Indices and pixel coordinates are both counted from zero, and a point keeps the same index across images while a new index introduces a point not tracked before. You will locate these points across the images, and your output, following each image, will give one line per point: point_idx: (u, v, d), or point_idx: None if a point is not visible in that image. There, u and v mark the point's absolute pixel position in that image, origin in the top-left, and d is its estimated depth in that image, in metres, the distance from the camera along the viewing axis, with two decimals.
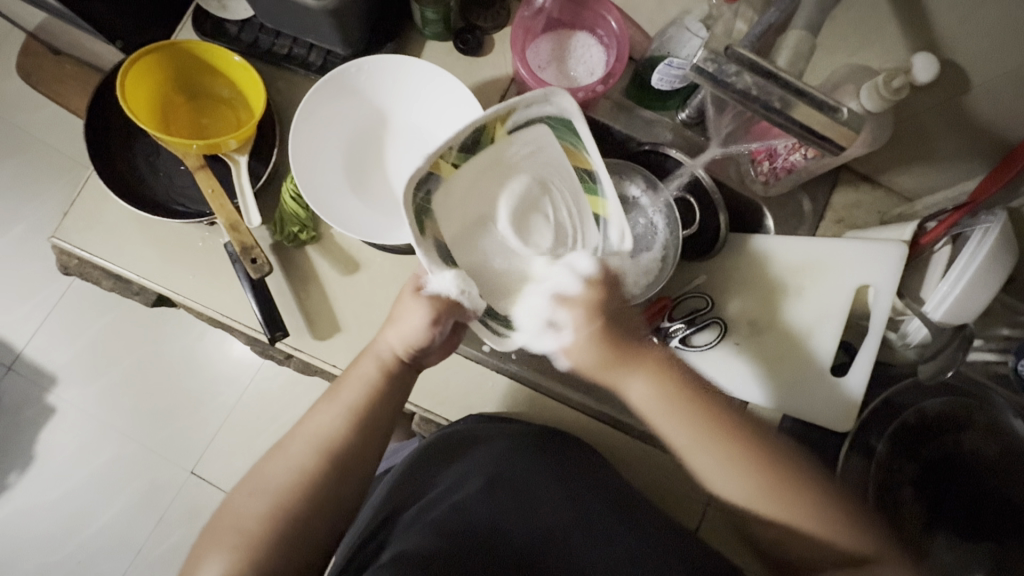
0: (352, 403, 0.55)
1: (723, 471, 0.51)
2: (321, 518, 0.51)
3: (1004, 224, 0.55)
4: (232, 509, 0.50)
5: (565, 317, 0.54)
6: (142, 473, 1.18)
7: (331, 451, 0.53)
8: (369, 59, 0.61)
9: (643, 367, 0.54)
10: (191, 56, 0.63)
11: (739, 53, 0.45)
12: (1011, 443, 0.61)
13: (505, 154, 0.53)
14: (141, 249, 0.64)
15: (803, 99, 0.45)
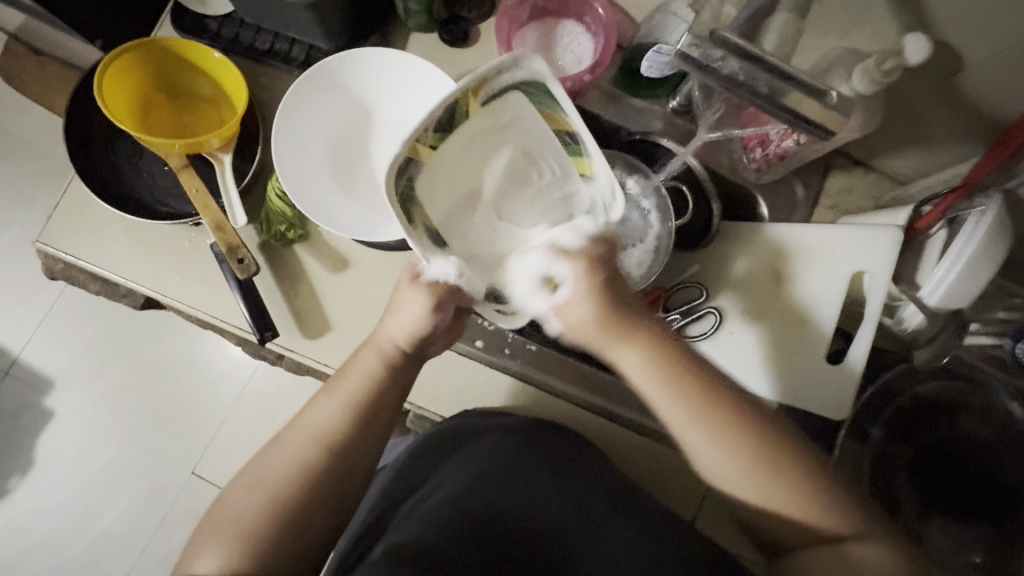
0: (351, 394, 0.54)
1: (715, 450, 0.48)
2: (316, 518, 0.50)
3: (999, 206, 0.54)
4: (226, 511, 0.49)
5: (565, 269, 0.51)
6: (142, 475, 1.18)
7: (329, 447, 0.51)
8: (352, 52, 0.60)
9: (640, 337, 0.50)
10: (170, 54, 0.62)
11: (724, 38, 0.45)
12: (1008, 426, 0.60)
13: (481, 127, 0.49)
14: (127, 252, 0.64)
15: (792, 83, 0.44)
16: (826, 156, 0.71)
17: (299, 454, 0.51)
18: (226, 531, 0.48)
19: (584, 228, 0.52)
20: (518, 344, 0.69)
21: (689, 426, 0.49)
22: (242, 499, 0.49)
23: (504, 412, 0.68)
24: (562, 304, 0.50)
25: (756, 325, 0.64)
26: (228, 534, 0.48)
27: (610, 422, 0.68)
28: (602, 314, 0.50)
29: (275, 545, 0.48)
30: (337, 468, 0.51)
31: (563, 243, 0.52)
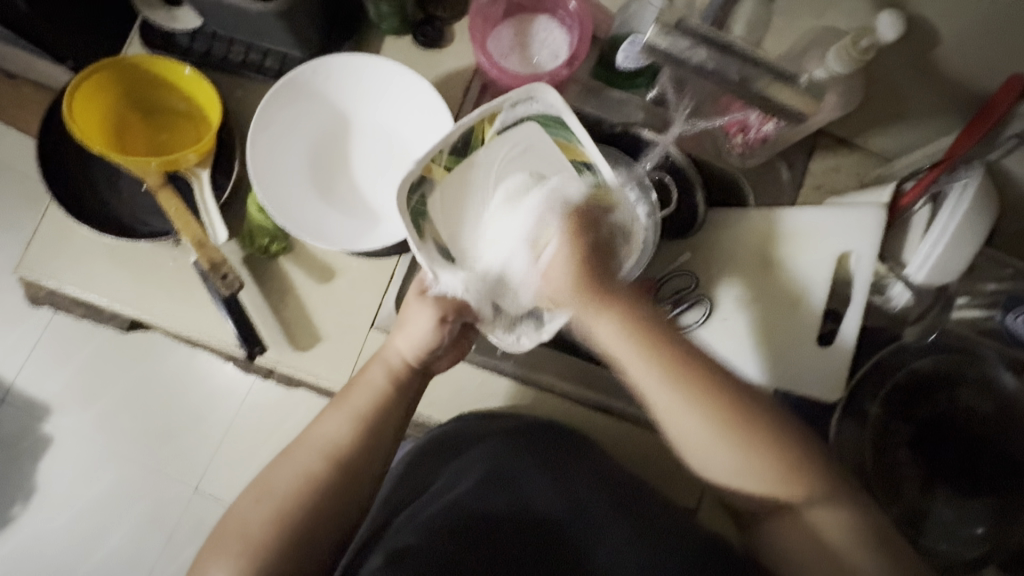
0: (360, 408, 0.55)
1: (683, 409, 0.49)
2: (322, 531, 0.51)
3: (981, 178, 0.54)
4: (229, 527, 0.50)
5: (551, 233, 0.54)
6: (146, 495, 1.17)
7: (333, 462, 0.53)
8: (324, 58, 0.59)
9: (610, 309, 0.52)
10: (142, 71, 0.61)
11: (692, 27, 0.44)
12: (1003, 396, 0.60)
13: (497, 155, 0.58)
14: (109, 274, 0.63)
15: (761, 69, 0.44)
16: (809, 137, 0.71)
17: (306, 471, 0.52)
18: (233, 547, 0.49)
19: (574, 196, 0.56)
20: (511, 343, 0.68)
21: (685, 428, 0.50)
22: (245, 512, 0.50)
23: (501, 412, 0.67)
24: (548, 264, 0.53)
25: (748, 312, 0.64)
26: (233, 550, 0.49)
27: (607, 416, 0.68)
28: (579, 276, 0.53)
29: (282, 560, 0.49)
30: (340, 482, 0.52)
31: (564, 199, 0.56)
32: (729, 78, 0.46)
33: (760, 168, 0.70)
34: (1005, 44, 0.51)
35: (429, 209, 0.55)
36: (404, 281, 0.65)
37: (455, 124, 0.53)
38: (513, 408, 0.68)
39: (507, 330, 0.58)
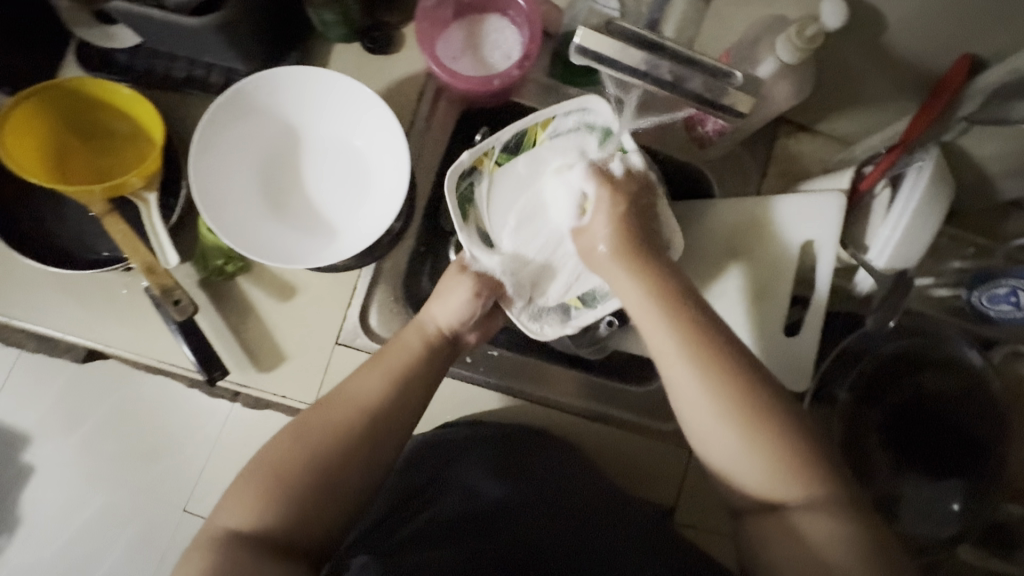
0: (395, 368, 0.56)
1: (696, 386, 0.49)
2: (343, 485, 0.50)
3: (936, 160, 0.54)
4: (254, 471, 0.50)
5: (592, 190, 0.58)
6: (133, 517, 1.10)
7: (366, 418, 0.53)
8: (263, 73, 0.57)
9: (642, 272, 0.54)
10: (79, 95, 0.59)
11: (620, 27, 0.45)
12: (970, 378, 0.60)
13: (546, 158, 0.62)
14: (61, 305, 0.61)
15: (694, 67, 0.44)
16: (771, 124, 0.70)
17: (338, 420, 0.52)
18: (257, 489, 0.49)
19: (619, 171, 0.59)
20: (479, 352, 0.70)
21: (695, 409, 0.50)
22: (274, 452, 0.51)
23: (476, 420, 0.66)
24: (591, 224, 0.57)
25: (715, 307, 0.64)
26: (259, 493, 0.49)
27: (581, 418, 0.68)
28: (614, 240, 0.55)
29: (301, 512, 0.49)
30: (367, 441, 0.52)
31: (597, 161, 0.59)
32: (661, 79, 0.45)
33: (725, 158, 0.70)
34: (950, 24, 0.51)
35: (475, 196, 0.62)
36: (367, 294, 0.64)
37: (508, 125, 0.59)
38: (483, 415, 0.68)
39: (531, 319, 0.62)
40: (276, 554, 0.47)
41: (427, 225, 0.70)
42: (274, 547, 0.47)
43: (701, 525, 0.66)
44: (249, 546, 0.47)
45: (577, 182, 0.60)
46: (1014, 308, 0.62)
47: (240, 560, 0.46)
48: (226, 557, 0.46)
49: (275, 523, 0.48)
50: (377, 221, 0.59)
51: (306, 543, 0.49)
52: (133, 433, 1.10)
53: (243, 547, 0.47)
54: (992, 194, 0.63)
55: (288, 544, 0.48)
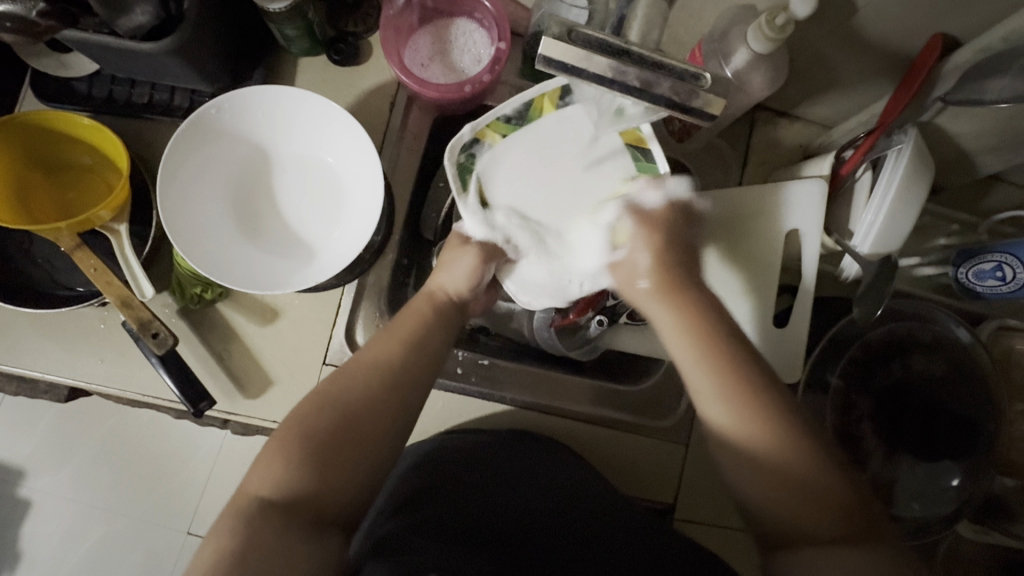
0: (409, 336, 0.54)
1: (731, 425, 0.49)
2: (368, 449, 0.49)
3: (915, 142, 0.54)
4: (278, 438, 0.49)
5: (628, 225, 0.56)
6: (136, 544, 1.09)
7: (383, 379, 0.52)
8: (228, 94, 0.55)
9: (683, 307, 0.52)
10: (38, 128, 0.57)
11: (584, 35, 0.40)
12: (956, 356, 0.61)
13: (553, 129, 0.60)
14: (39, 345, 0.60)
15: (663, 71, 0.41)
16: (749, 112, 0.69)
17: (361, 386, 0.51)
18: (283, 451, 0.48)
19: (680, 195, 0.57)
20: (469, 362, 0.68)
21: (733, 437, 0.49)
22: (301, 418, 0.50)
23: (466, 428, 0.66)
24: (634, 256, 0.55)
25: None
26: (287, 457, 0.48)
27: (574, 421, 0.67)
28: (658, 274, 0.54)
29: (330, 473, 0.48)
30: (381, 405, 0.51)
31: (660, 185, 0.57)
32: (631, 86, 0.41)
33: (703, 149, 0.69)
34: (921, 6, 0.51)
35: (478, 166, 0.60)
36: (351, 312, 0.63)
37: (517, 95, 0.57)
38: (479, 423, 0.67)
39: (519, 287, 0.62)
40: (309, 527, 0.46)
41: (408, 236, 0.69)
42: (307, 516, 0.46)
43: (699, 518, 0.66)
44: (270, 520, 0.45)
45: (608, 218, 0.58)
46: (1000, 282, 0.61)
47: (258, 531, 0.44)
48: (250, 526, 0.45)
49: (302, 490, 0.47)
50: (354, 240, 0.58)
51: (338, 508, 0.48)
52: (127, 462, 1.08)
53: (263, 521, 0.45)
54: (971, 170, 0.63)
55: (321, 512, 0.47)
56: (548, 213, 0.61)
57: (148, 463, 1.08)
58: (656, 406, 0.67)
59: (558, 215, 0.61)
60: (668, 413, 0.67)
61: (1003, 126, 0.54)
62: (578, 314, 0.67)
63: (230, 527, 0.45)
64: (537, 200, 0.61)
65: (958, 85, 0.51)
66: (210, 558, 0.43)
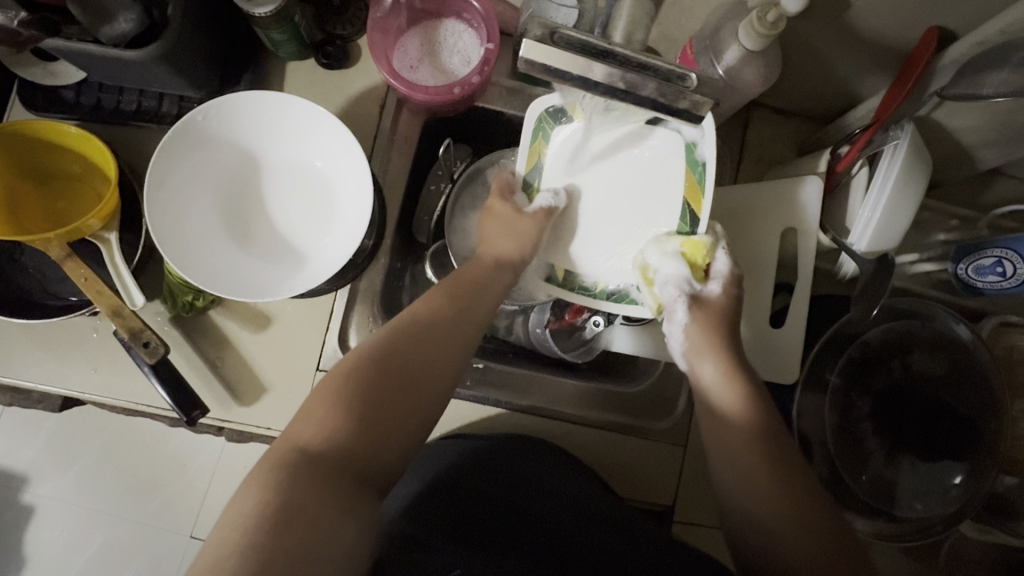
0: (463, 298, 0.54)
1: (741, 454, 0.50)
2: (417, 409, 0.48)
3: (911, 137, 0.53)
4: (325, 389, 0.46)
5: (715, 286, 0.55)
6: (141, 548, 1.09)
7: (434, 337, 0.50)
8: (214, 100, 0.54)
9: (732, 371, 0.52)
10: (25, 138, 0.57)
11: (568, 36, 0.39)
12: (956, 355, 0.60)
13: (630, 135, 0.58)
14: (32, 355, 0.59)
15: (647, 72, 0.39)
16: (744, 108, 0.69)
17: (422, 344, 0.49)
18: (333, 402, 0.45)
19: (720, 274, 0.55)
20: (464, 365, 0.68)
21: (745, 456, 0.49)
22: (354, 369, 0.47)
23: (465, 433, 0.66)
24: (695, 364, 0.54)
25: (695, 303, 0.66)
26: (334, 408, 0.45)
27: (573, 425, 0.67)
28: (699, 331, 0.53)
29: (380, 431, 0.45)
30: (432, 367, 0.49)
31: (695, 287, 0.55)
32: (614, 87, 0.39)
33: None
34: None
35: (553, 133, 0.59)
36: (345, 317, 0.63)
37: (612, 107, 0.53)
38: (475, 428, 0.67)
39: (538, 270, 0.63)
40: (350, 492, 0.42)
41: (401, 240, 0.69)
42: (351, 477, 0.43)
43: (699, 521, 0.65)
44: (314, 477, 0.42)
45: (652, 264, 0.56)
46: (1000, 278, 0.60)
47: (297, 489, 0.41)
48: (292, 482, 0.41)
49: (351, 445, 0.44)
50: (345, 246, 0.58)
51: (384, 472, 0.45)
52: (130, 467, 1.08)
53: (304, 476, 0.42)
54: (969, 164, 0.62)
55: (368, 474, 0.44)
56: (602, 201, 0.60)
57: (150, 468, 1.08)
58: (654, 406, 0.67)
59: (610, 206, 0.60)
60: (667, 414, 0.67)
61: (1001, 120, 0.53)
62: (573, 314, 0.68)
63: (275, 480, 0.41)
64: (599, 182, 0.60)
65: (955, 80, 0.50)
66: (236, 535, 0.38)
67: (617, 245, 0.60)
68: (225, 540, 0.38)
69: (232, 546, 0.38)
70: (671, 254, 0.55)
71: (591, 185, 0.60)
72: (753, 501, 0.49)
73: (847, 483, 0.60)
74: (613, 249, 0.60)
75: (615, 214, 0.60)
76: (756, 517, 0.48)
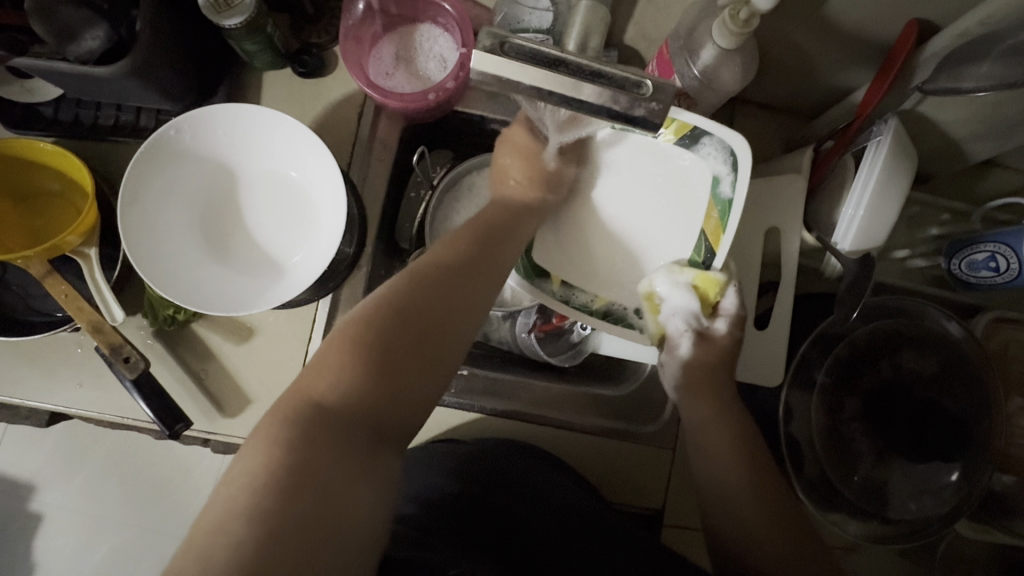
0: (479, 242, 0.51)
1: (723, 464, 0.52)
2: (440, 355, 0.46)
3: (894, 132, 0.52)
4: (340, 337, 0.43)
5: (722, 323, 0.55)
6: (146, 554, 1.10)
7: (455, 281, 0.48)
8: (184, 116, 0.54)
9: (712, 395, 0.54)
10: (4, 157, 0.57)
11: (518, 47, 0.38)
12: (947, 354, 0.59)
13: (657, 152, 0.57)
14: (19, 371, 0.60)
15: (601, 81, 0.38)
16: (728, 104, 0.67)
17: (441, 284, 0.47)
18: (353, 349, 0.43)
19: (729, 312, 0.55)
20: None
21: (733, 469, 0.51)
22: (370, 315, 0.44)
23: (450, 439, 0.65)
24: (682, 391, 0.55)
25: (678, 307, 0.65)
26: (350, 357, 0.42)
27: (558, 430, 0.66)
28: (687, 362, 0.55)
29: (401, 378, 0.43)
30: (454, 310, 0.47)
31: (703, 323, 0.56)
32: (567, 96, 0.38)
33: None
34: None
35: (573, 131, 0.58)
36: (327, 327, 0.62)
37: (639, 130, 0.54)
38: (459, 433, 0.65)
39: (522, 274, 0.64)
40: (367, 447, 0.41)
41: (384, 247, 0.69)
42: (368, 433, 0.41)
43: (687, 524, 0.65)
44: (328, 431, 0.40)
45: (659, 293, 0.56)
46: (994, 273, 0.59)
47: (306, 449, 0.38)
48: (305, 440, 0.39)
49: (367, 397, 0.42)
50: (321, 257, 0.57)
51: (401, 422, 0.44)
52: (132, 474, 1.09)
53: (315, 432, 0.39)
54: (960, 157, 0.60)
55: (384, 428, 0.43)
56: (616, 213, 0.60)
57: (152, 475, 1.08)
58: (643, 409, 0.66)
59: (625, 219, 0.60)
60: (653, 417, 0.66)
61: (988, 112, 0.52)
62: (561, 318, 0.69)
63: (287, 435, 0.39)
64: (618, 183, 0.60)
65: (937, 73, 0.49)
66: (247, 493, 0.36)
67: (628, 255, 0.60)
68: (233, 499, 0.36)
69: (240, 505, 0.36)
70: (683, 286, 0.55)
71: (609, 195, 0.60)
72: (735, 508, 0.51)
73: (838, 487, 0.59)
74: (625, 256, 0.60)
75: (631, 220, 0.60)
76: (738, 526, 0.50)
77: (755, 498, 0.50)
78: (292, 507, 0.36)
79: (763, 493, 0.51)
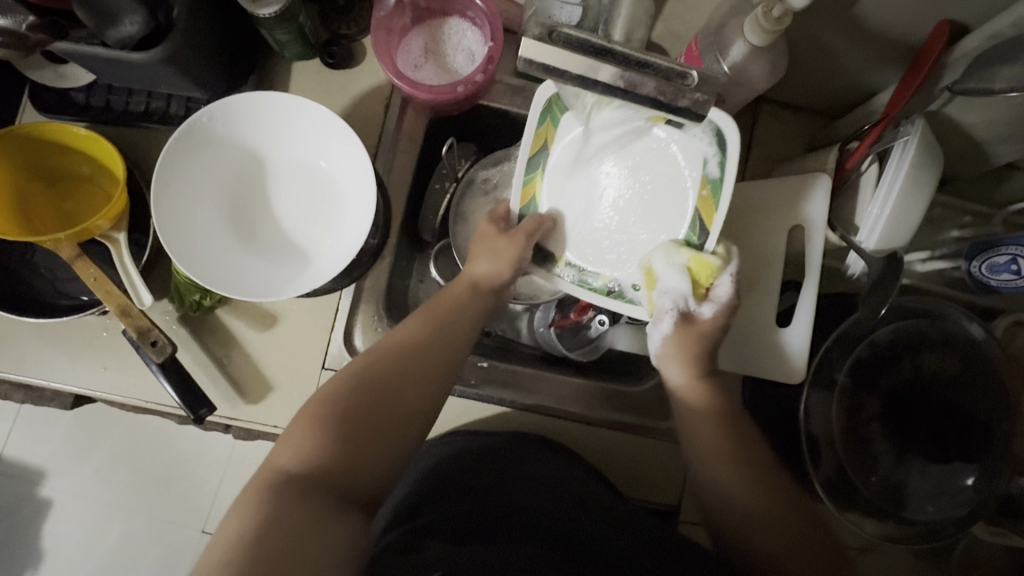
0: (439, 320, 0.54)
1: (725, 479, 0.52)
2: (399, 425, 0.49)
3: (922, 132, 0.52)
4: (305, 414, 0.48)
5: (710, 308, 0.54)
6: (153, 543, 1.11)
7: (412, 360, 0.51)
8: (219, 102, 0.55)
9: (716, 409, 0.54)
10: (37, 140, 0.58)
11: (566, 35, 0.38)
12: (968, 354, 0.59)
13: (643, 132, 0.54)
14: (45, 353, 0.61)
15: (645, 71, 0.38)
16: (751, 104, 0.68)
17: (399, 365, 0.50)
18: (308, 428, 0.46)
19: (717, 299, 0.54)
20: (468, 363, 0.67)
21: (741, 479, 0.52)
22: (333, 392, 0.48)
23: (471, 431, 0.65)
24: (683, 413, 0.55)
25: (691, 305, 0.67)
26: (314, 429, 0.46)
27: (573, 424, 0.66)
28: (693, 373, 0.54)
29: (360, 449, 0.46)
30: (410, 383, 0.50)
31: (690, 306, 0.54)
32: (612, 86, 0.39)
33: None
34: None
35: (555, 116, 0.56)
36: (349, 315, 0.63)
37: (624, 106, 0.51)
38: (480, 424, 0.66)
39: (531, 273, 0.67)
40: (332, 503, 0.44)
41: (406, 239, 0.69)
42: (335, 494, 0.44)
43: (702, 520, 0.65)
44: (292, 493, 0.43)
45: (653, 270, 0.55)
46: (1015, 276, 0.59)
47: (278, 501, 0.42)
48: (274, 499, 0.42)
49: (330, 464, 0.45)
50: (349, 245, 0.58)
51: (366, 487, 0.46)
52: (143, 461, 1.09)
53: (284, 493, 0.43)
54: (984, 160, 0.60)
55: (349, 488, 0.45)
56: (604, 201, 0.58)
57: (163, 463, 1.09)
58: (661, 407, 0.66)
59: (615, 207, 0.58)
60: (670, 414, 0.66)
61: (1015, 115, 0.52)
62: (579, 312, 0.67)
63: (259, 498, 0.43)
64: (605, 169, 0.57)
65: (967, 74, 0.49)
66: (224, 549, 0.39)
67: (620, 246, 0.58)
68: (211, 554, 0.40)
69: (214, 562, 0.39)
70: (677, 266, 0.54)
71: (596, 182, 0.58)
72: (753, 510, 0.51)
73: (855, 487, 0.59)
74: (620, 243, 0.58)
75: (624, 205, 0.57)
76: (756, 527, 0.50)
77: (766, 499, 0.51)
78: (263, 556, 0.39)
79: (776, 496, 0.51)
